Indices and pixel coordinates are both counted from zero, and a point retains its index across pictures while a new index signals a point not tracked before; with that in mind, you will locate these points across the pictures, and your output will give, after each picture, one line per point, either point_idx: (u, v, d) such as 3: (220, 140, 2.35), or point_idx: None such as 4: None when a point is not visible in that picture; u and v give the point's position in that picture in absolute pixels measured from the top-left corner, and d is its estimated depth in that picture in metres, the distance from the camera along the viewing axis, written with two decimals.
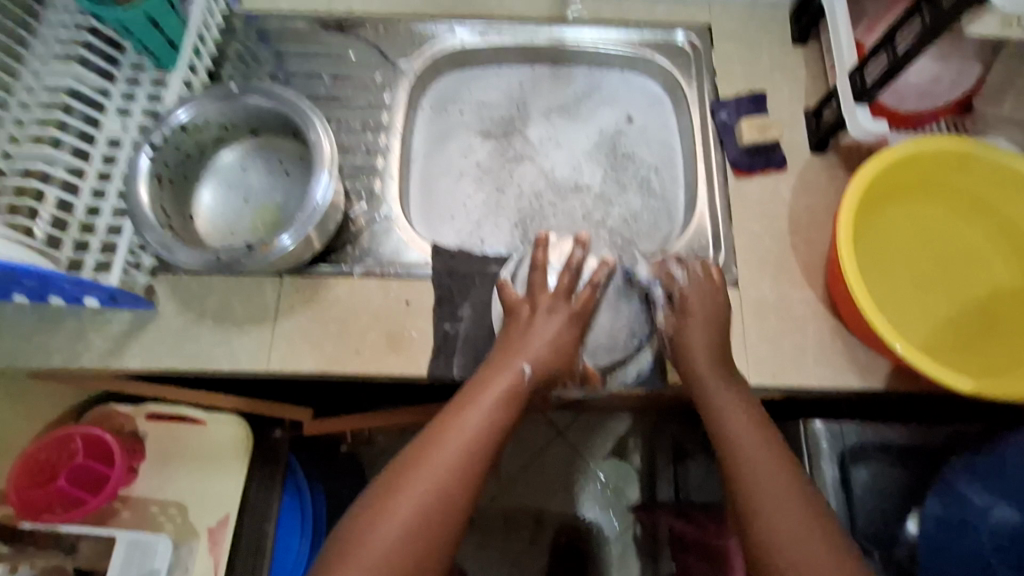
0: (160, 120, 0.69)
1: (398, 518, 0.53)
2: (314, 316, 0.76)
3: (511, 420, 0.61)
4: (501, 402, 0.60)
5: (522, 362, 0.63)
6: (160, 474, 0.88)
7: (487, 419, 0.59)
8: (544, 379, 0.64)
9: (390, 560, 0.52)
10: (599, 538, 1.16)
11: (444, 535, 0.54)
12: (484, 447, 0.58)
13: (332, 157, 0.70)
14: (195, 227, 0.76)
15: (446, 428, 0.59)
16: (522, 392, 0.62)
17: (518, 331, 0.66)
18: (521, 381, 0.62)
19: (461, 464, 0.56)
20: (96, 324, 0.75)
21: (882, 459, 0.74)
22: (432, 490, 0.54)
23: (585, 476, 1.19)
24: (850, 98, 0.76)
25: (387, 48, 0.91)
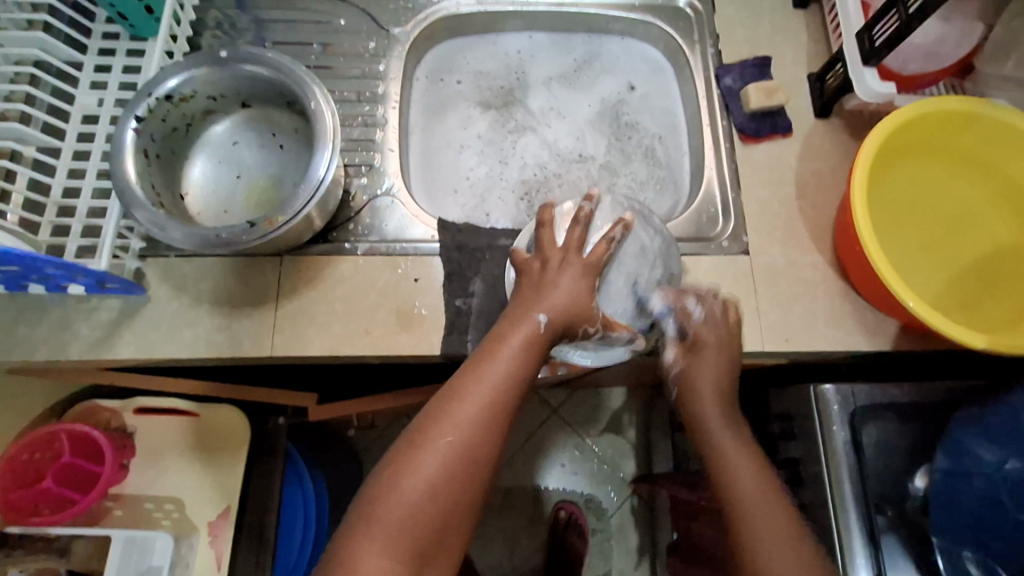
0: (145, 90, 0.64)
1: (423, 473, 0.53)
2: (318, 296, 0.73)
3: (532, 370, 0.60)
4: (521, 354, 0.59)
5: (539, 313, 0.61)
6: (153, 468, 0.84)
7: (509, 371, 0.58)
8: (563, 329, 0.62)
9: (417, 512, 0.52)
10: (601, 511, 1.16)
11: (469, 489, 0.54)
12: (506, 399, 0.57)
13: (335, 127, 0.66)
14: (187, 206, 0.71)
15: (467, 382, 0.57)
16: (541, 342, 0.60)
17: (536, 280, 0.64)
18: (539, 331, 0.60)
19: (483, 418, 0.56)
20: (82, 312, 0.70)
21: (891, 419, 0.75)
22: (455, 445, 0.54)
23: (583, 451, 1.19)
24: (859, 61, 0.75)
25: (378, 14, 0.86)
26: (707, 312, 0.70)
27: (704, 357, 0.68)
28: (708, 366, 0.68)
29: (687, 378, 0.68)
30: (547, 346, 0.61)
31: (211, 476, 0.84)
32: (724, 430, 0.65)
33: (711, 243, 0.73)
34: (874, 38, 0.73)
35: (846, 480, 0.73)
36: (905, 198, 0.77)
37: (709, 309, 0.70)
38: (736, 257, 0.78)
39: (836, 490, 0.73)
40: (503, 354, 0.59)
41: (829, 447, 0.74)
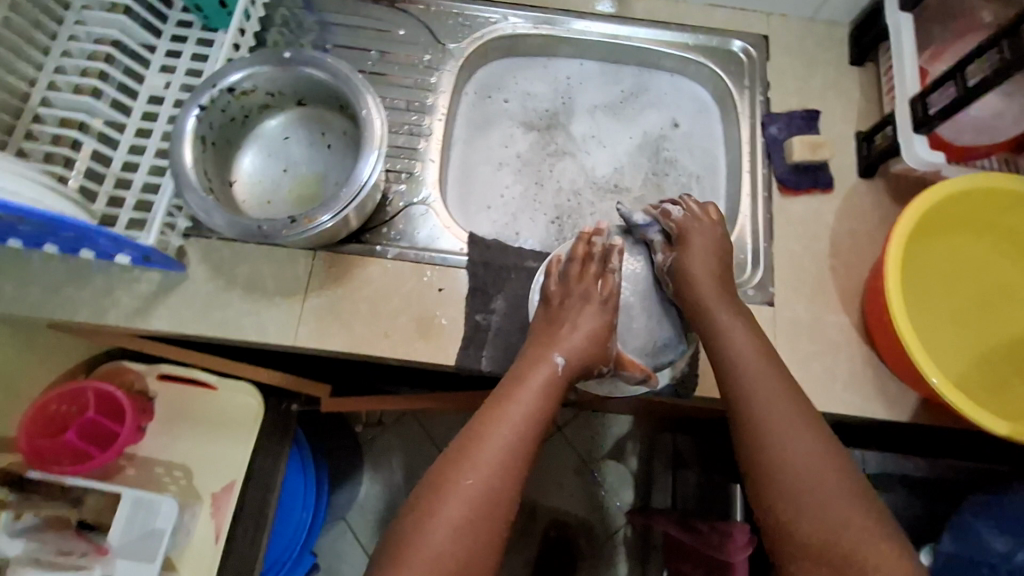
0: (210, 81, 0.67)
1: (445, 518, 0.54)
2: (345, 294, 0.75)
3: (551, 411, 0.61)
4: (540, 396, 0.61)
5: (556, 354, 0.64)
6: (168, 433, 0.87)
7: (529, 413, 0.60)
8: (578, 369, 0.65)
9: (441, 559, 0.53)
10: (591, 537, 1.16)
11: (492, 530, 0.55)
12: (526, 442, 0.58)
13: (382, 135, 0.68)
14: (234, 192, 0.74)
15: (486, 421, 0.59)
16: (558, 383, 0.63)
17: (557, 317, 0.68)
18: (556, 373, 0.63)
19: (505, 461, 0.57)
20: (125, 281, 0.74)
21: (898, 491, 0.74)
22: (478, 487, 0.55)
23: (580, 474, 1.19)
24: (909, 126, 0.75)
25: (437, 28, 0.89)
26: (687, 211, 0.74)
27: (703, 290, 0.68)
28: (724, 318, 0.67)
29: (680, 270, 0.70)
30: (564, 389, 0.63)
31: (219, 447, 0.87)
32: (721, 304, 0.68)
33: (681, 207, 0.74)
34: (929, 107, 0.73)
35: None
36: (941, 268, 0.76)
37: (690, 208, 0.74)
38: (759, 307, 0.77)
39: None
40: (522, 396, 0.61)
41: None
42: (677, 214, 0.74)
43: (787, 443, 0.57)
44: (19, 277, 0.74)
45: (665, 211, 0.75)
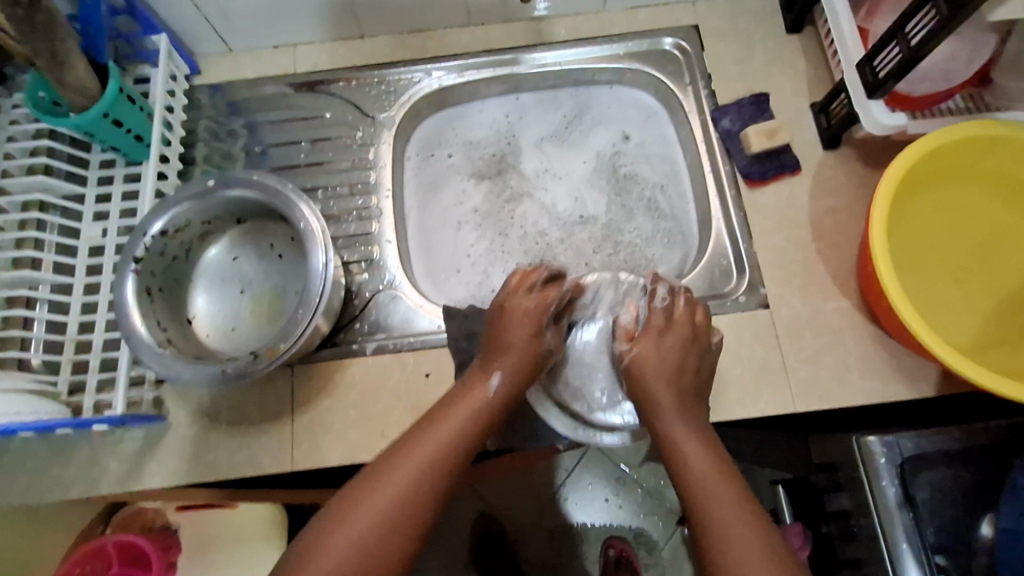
0: (138, 233, 0.65)
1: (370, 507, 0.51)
2: (333, 404, 0.72)
3: (483, 432, 0.59)
4: (472, 421, 0.59)
5: (495, 371, 0.62)
6: (199, 561, 0.85)
7: (457, 435, 0.57)
8: (512, 391, 0.63)
9: (359, 548, 0.49)
10: (648, 544, 1.07)
11: (409, 534, 0.51)
12: (450, 460, 0.55)
13: (327, 239, 0.66)
14: (194, 330, 0.72)
15: (411, 445, 0.56)
16: (494, 403, 0.61)
17: (502, 333, 0.65)
18: (490, 396, 0.61)
19: (419, 484, 0.53)
20: (109, 446, 0.72)
21: (940, 463, 0.70)
22: (384, 505, 0.51)
23: (620, 482, 1.09)
24: (862, 94, 0.71)
25: (361, 102, 0.86)
26: (670, 304, 0.68)
27: (662, 397, 0.62)
28: (682, 431, 0.60)
29: (636, 365, 0.65)
30: (502, 406, 0.62)
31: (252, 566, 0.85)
32: (675, 414, 0.61)
33: (667, 293, 0.69)
34: (877, 70, 0.69)
35: (903, 537, 0.68)
36: (931, 229, 0.72)
37: (673, 304, 0.68)
38: (755, 312, 0.74)
39: (891, 546, 0.68)
40: (455, 420, 0.58)
41: (879, 504, 0.70)
42: (661, 296, 0.69)
43: (706, 497, 0.54)
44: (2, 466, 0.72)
45: (653, 289, 0.70)
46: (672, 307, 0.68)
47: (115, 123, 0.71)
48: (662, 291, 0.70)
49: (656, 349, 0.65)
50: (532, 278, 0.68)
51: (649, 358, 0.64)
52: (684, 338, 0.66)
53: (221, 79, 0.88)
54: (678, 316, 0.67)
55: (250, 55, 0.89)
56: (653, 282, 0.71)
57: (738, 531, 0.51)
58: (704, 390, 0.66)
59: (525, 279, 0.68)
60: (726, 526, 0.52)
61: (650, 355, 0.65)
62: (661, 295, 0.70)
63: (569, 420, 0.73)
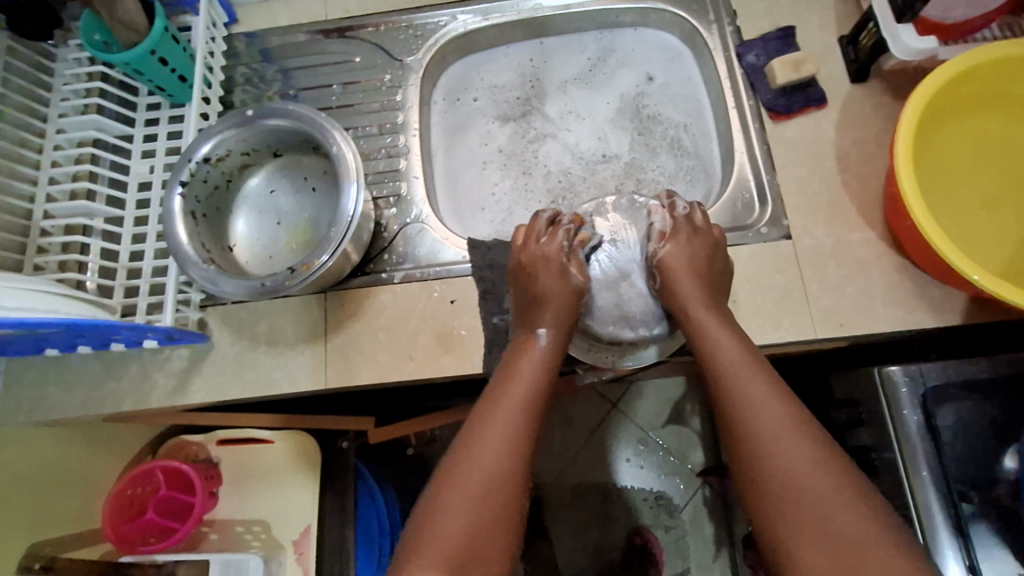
0: (185, 157, 0.69)
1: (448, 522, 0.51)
2: (363, 328, 0.76)
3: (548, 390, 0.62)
4: (540, 373, 0.62)
5: (538, 328, 0.65)
6: (239, 494, 0.91)
7: (531, 392, 0.60)
8: (561, 333, 0.65)
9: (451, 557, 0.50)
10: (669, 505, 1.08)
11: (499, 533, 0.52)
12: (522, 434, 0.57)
13: (357, 164, 0.69)
14: (235, 256, 0.76)
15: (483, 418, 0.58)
16: (550, 355, 0.64)
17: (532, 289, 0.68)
18: (540, 347, 0.64)
19: (496, 475, 0.54)
20: (158, 363, 0.77)
21: (967, 396, 0.70)
22: (479, 479, 0.53)
23: (642, 440, 1.11)
24: (891, 19, 0.71)
25: (390, 46, 0.89)
26: (689, 213, 0.70)
27: (687, 292, 0.65)
28: (710, 322, 0.62)
29: (664, 269, 0.67)
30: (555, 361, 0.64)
31: (288, 494, 0.90)
32: (705, 309, 0.63)
33: (684, 204, 0.71)
34: None
35: (924, 467, 0.68)
36: (959, 155, 0.71)
37: (693, 213, 0.70)
38: (777, 243, 0.74)
39: (912, 476, 0.69)
40: (513, 386, 0.60)
41: (900, 433, 0.70)
42: (680, 209, 0.71)
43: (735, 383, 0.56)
44: (63, 383, 0.78)
45: (671, 201, 0.72)
46: (692, 218, 0.69)
47: (161, 61, 0.75)
48: (679, 204, 0.71)
49: (686, 247, 0.67)
50: (537, 230, 0.71)
51: (674, 265, 0.66)
52: (707, 245, 0.68)
53: (257, 26, 0.92)
54: (699, 224, 0.69)
55: (284, 4, 0.92)
56: (670, 197, 0.72)
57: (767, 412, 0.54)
58: (725, 290, 0.67)
59: (531, 232, 0.72)
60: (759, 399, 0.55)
61: (679, 255, 0.67)
62: (680, 207, 0.71)
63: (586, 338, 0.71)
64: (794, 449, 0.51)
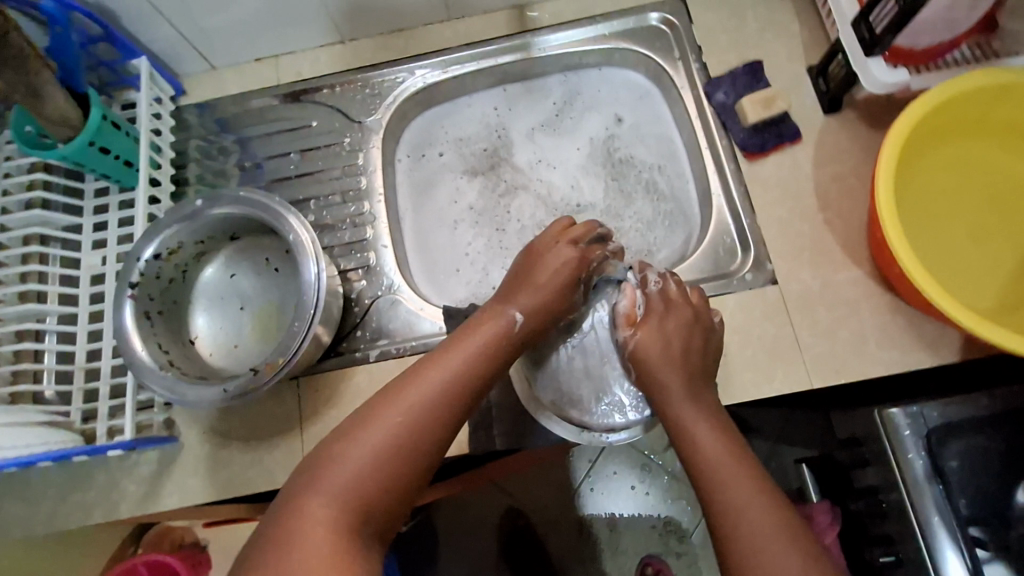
0: (132, 258, 0.65)
1: (386, 423, 0.49)
2: (340, 413, 0.72)
3: (498, 366, 0.57)
4: (484, 349, 0.57)
5: (514, 310, 0.60)
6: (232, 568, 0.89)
7: (462, 379, 0.54)
8: (537, 324, 0.61)
9: (363, 474, 0.46)
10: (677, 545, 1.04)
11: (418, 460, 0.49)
12: (466, 388, 0.54)
13: (318, 249, 0.65)
14: (198, 350, 0.71)
15: (438, 360, 0.55)
16: (511, 339, 0.59)
17: (533, 271, 0.63)
18: (511, 327, 0.59)
19: (449, 392, 0.53)
20: (125, 470, 0.73)
21: (972, 433, 0.67)
22: (425, 391, 0.51)
23: (645, 471, 1.07)
24: (860, 53, 0.68)
25: (347, 107, 0.85)
26: (662, 290, 0.64)
27: (668, 380, 0.59)
28: (690, 411, 0.57)
29: (636, 355, 0.62)
30: (515, 347, 0.59)
31: None
32: (687, 395, 0.58)
33: (659, 280, 0.65)
34: (873, 26, 0.66)
35: (934, 510, 0.66)
36: (941, 187, 0.69)
37: (666, 287, 0.65)
38: (763, 289, 0.72)
39: (923, 521, 0.66)
40: (479, 335, 0.57)
41: (907, 478, 0.67)
42: (653, 285, 0.65)
43: (720, 476, 0.52)
44: (25, 498, 0.73)
45: (644, 276, 0.66)
46: (665, 290, 0.64)
47: (103, 151, 0.71)
48: (651, 277, 0.66)
49: (658, 333, 0.61)
50: (574, 232, 0.65)
51: (646, 348, 0.61)
52: (683, 322, 0.63)
53: (207, 97, 0.88)
54: (674, 297, 0.64)
55: (235, 70, 0.88)
56: (640, 270, 0.67)
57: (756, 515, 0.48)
58: (711, 371, 0.62)
59: (567, 232, 0.65)
60: (743, 505, 0.49)
61: (652, 339, 0.61)
62: (651, 281, 0.66)
63: (573, 424, 0.68)
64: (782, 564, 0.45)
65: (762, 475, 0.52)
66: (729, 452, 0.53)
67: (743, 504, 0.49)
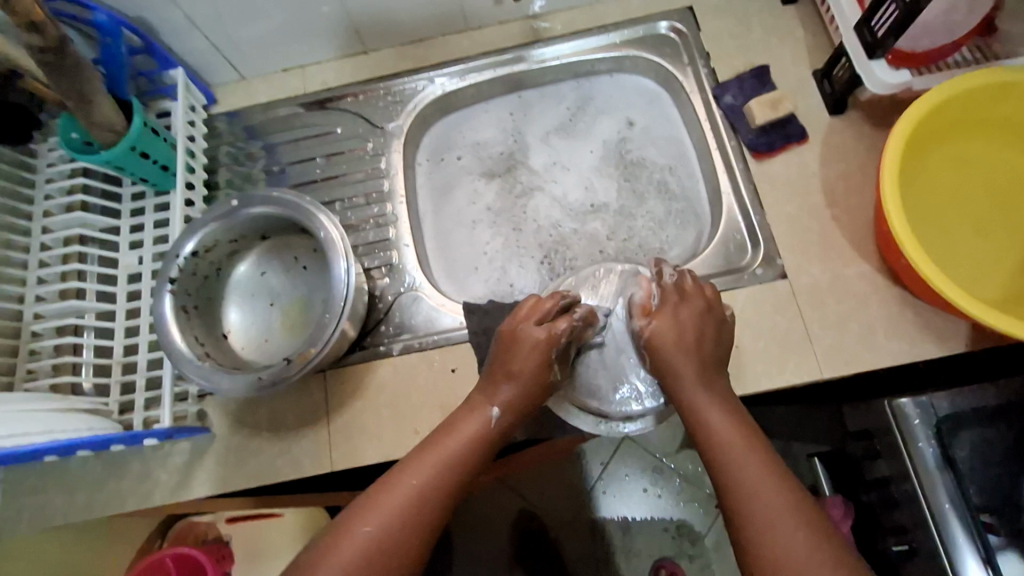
0: (171, 255, 0.68)
1: (390, 505, 0.52)
2: (365, 404, 0.75)
3: (484, 455, 0.58)
4: (471, 445, 0.58)
5: (493, 405, 0.61)
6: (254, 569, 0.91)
7: (457, 454, 0.57)
8: (514, 419, 0.62)
9: (371, 557, 0.49)
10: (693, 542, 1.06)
11: (415, 533, 0.51)
12: (466, 459, 0.57)
13: (346, 246, 0.69)
14: (230, 344, 0.75)
15: (429, 449, 0.57)
16: (491, 434, 0.60)
17: (509, 360, 0.63)
18: (489, 425, 0.60)
19: (436, 486, 0.54)
20: (159, 460, 0.76)
21: (981, 422, 0.69)
22: (421, 482, 0.54)
23: (657, 471, 1.09)
24: (863, 55, 0.71)
25: (370, 114, 0.89)
26: (677, 281, 0.68)
27: (684, 368, 0.61)
28: (704, 397, 0.59)
29: (653, 343, 0.64)
30: (499, 443, 0.60)
31: None
32: (701, 381, 0.60)
33: (673, 273, 0.69)
34: (875, 30, 0.69)
35: (946, 498, 0.67)
36: (946, 183, 0.71)
37: (679, 280, 0.68)
38: (774, 283, 0.74)
39: (935, 509, 0.67)
40: (460, 432, 0.59)
41: (919, 467, 0.69)
42: (668, 276, 0.69)
43: (734, 460, 0.53)
44: (64, 487, 0.77)
45: (658, 270, 0.70)
46: (680, 282, 0.67)
47: (142, 155, 0.75)
48: (667, 271, 0.69)
49: (673, 322, 0.64)
50: None
51: (661, 337, 0.63)
52: (696, 312, 0.65)
53: (237, 105, 0.92)
54: (688, 289, 0.66)
55: (263, 79, 0.93)
56: (656, 264, 0.71)
57: (768, 498, 0.50)
58: (725, 361, 0.64)
59: (560, 240, 0.73)
60: (756, 488, 0.51)
61: (667, 328, 0.64)
62: (668, 275, 0.69)
63: (592, 415, 0.70)
64: (792, 544, 0.47)
65: (775, 461, 0.54)
66: (743, 436, 0.55)
67: (756, 486, 0.51)
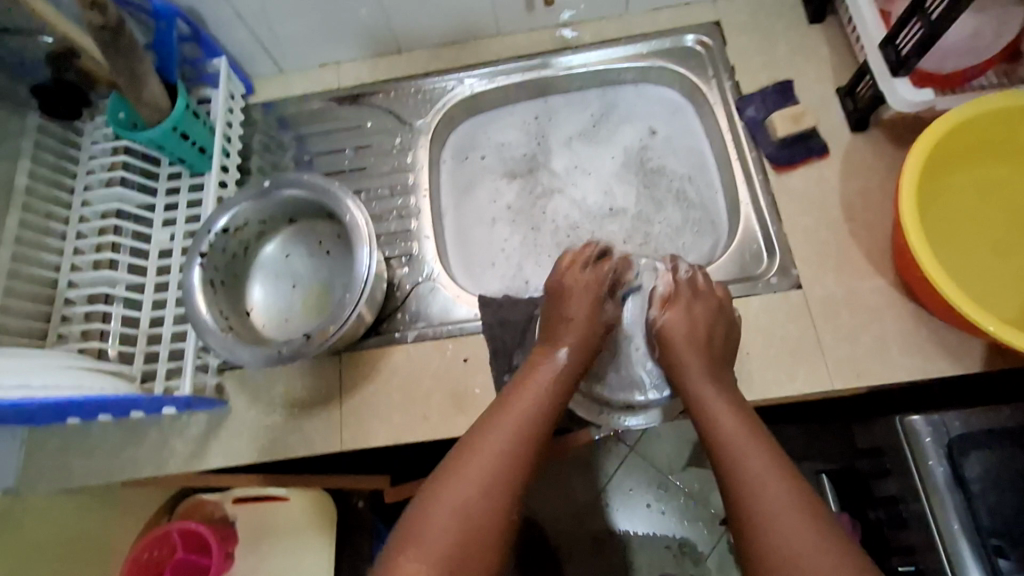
0: (205, 229, 0.71)
1: (474, 473, 0.55)
2: (378, 388, 0.77)
3: (564, 397, 0.63)
4: (551, 393, 0.62)
5: (560, 349, 0.66)
6: (255, 553, 0.92)
7: (527, 424, 0.59)
8: (577, 372, 0.66)
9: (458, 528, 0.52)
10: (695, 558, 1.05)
11: (493, 510, 0.53)
12: (535, 423, 0.59)
13: (370, 232, 0.71)
14: (252, 321, 0.77)
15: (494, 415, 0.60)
16: (563, 374, 0.64)
17: (561, 311, 0.69)
18: (563, 389, 0.64)
19: (513, 446, 0.57)
20: (176, 429, 0.78)
21: (994, 444, 0.68)
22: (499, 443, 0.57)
23: (663, 486, 1.09)
24: (886, 74, 0.72)
25: (400, 110, 0.92)
26: (691, 277, 0.69)
27: (690, 364, 0.63)
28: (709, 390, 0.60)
29: (665, 333, 0.66)
30: (569, 382, 0.64)
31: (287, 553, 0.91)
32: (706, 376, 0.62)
33: (688, 269, 0.70)
34: (900, 49, 0.70)
35: (954, 518, 0.66)
36: (965, 202, 0.71)
37: (693, 275, 0.69)
38: (788, 293, 0.74)
39: (943, 529, 0.66)
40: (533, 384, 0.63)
41: (928, 485, 0.68)
42: (682, 271, 0.70)
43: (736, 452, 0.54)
44: (84, 450, 0.79)
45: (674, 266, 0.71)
46: (693, 279, 0.69)
47: (183, 137, 0.78)
48: (682, 267, 0.71)
49: (687, 316, 0.66)
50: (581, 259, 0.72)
51: (673, 327, 0.66)
52: (709, 307, 0.67)
53: (274, 96, 0.96)
54: (702, 287, 0.68)
55: (300, 73, 0.96)
56: (674, 259, 0.72)
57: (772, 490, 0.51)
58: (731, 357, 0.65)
59: (575, 261, 0.72)
60: (761, 478, 0.52)
61: (681, 321, 0.66)
62: (683, 270, 0.71)
63: (595, 404, 0.72)
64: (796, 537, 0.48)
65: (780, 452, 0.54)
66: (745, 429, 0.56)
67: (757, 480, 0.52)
